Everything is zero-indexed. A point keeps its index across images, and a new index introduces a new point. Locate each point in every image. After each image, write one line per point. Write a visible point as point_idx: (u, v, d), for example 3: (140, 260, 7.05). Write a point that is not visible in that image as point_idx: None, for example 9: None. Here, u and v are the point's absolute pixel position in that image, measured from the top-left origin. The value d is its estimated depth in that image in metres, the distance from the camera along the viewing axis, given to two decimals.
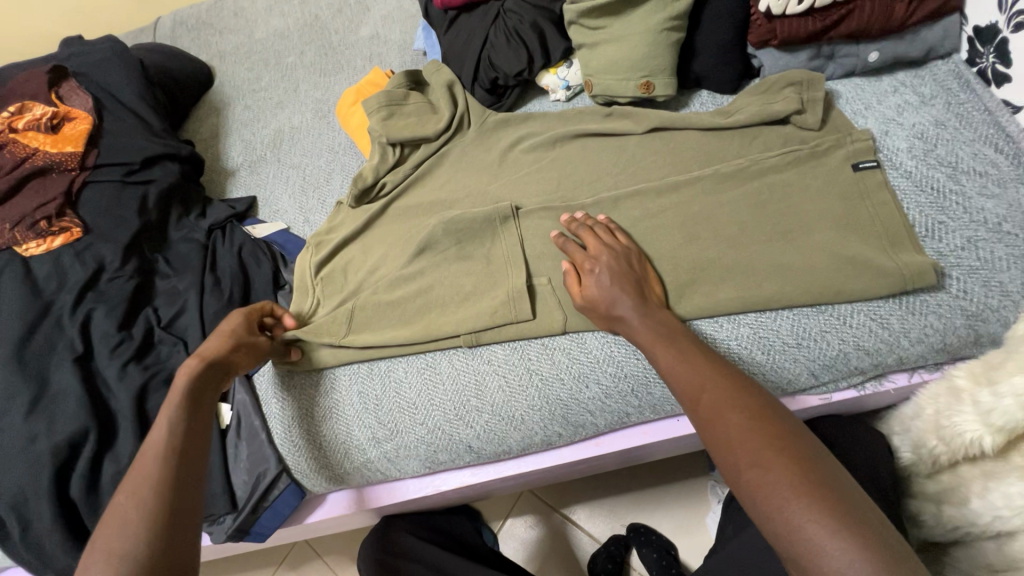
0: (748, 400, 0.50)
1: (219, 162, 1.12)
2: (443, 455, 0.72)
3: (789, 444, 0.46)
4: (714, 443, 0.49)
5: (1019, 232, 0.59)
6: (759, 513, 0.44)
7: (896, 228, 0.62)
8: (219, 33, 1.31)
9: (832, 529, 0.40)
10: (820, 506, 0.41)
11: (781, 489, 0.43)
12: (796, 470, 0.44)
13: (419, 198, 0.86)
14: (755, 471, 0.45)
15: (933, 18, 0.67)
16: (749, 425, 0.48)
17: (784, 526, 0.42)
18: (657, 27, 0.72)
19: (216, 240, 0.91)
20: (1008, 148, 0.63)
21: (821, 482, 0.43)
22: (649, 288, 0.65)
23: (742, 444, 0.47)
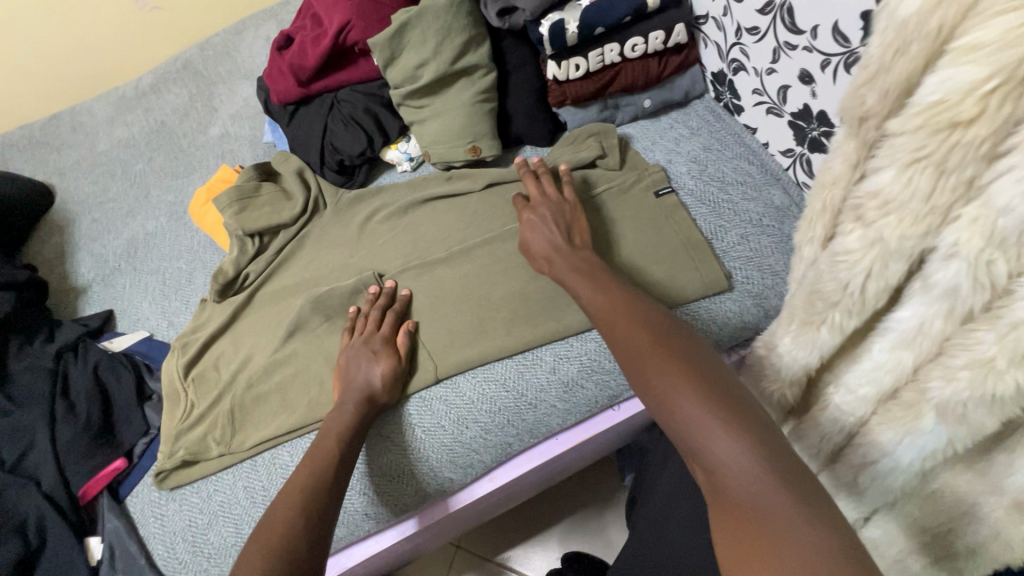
0: (657, 324, 0.55)
1: (68, 281, 1.06)
2: (340, 530, 0.71)
3: (686, 352, 0.50)
4: (624, 362, 0.53)
5: (775, 223, 0.75)
6: (659, 413, 0.47)
7: (693, 236, 0.74)
8: (56, 150, 1.26)
9: (723, 423, 0.42)
10: (710, 399, 0.44)
11: (680, 391, 0.46)
12: (694, 378, 0.46)
13: (284, 282, 0.88)
14: (655, 378, 0.48)
15: (681, 70, 0.84)
16: (650, 343, 0.52)
17: (686, 428, 0.44)
18: (470, 99, 0.83)
19: (67, 363, 0.85)
20: (757, 161, 0.79)
21: (709, 380, 0.46)
22: (578, 228, 0.72)
23: (652, 358, 0.50)
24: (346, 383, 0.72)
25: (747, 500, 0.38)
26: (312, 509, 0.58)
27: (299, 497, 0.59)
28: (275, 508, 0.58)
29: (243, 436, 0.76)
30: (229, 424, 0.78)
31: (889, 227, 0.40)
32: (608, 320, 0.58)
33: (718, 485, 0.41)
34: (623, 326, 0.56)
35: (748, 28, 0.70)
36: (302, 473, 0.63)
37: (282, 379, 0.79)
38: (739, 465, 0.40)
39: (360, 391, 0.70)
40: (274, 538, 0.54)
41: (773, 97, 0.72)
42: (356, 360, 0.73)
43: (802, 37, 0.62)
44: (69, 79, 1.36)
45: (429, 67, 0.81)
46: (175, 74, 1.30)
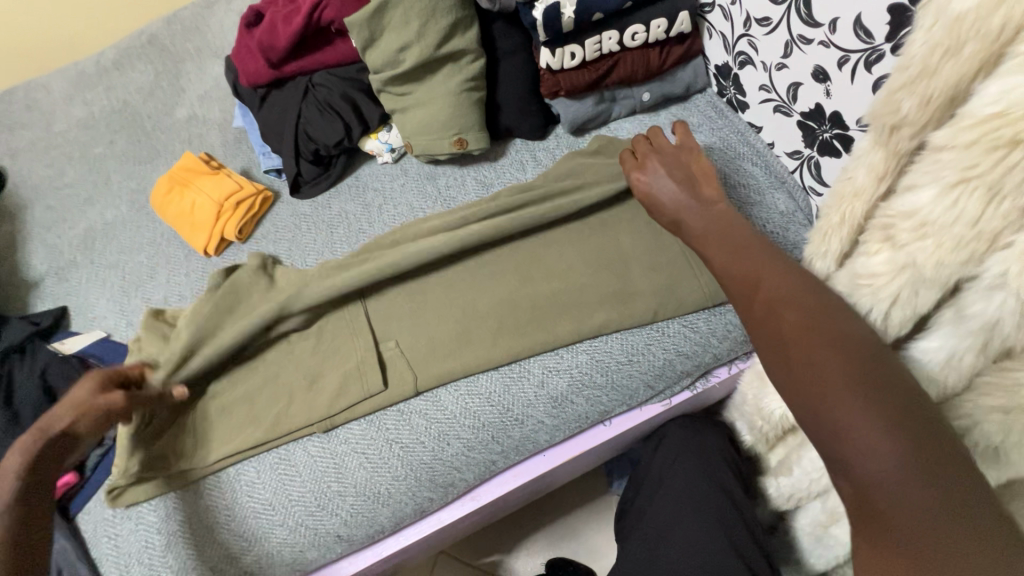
0: (813, 298, 0.43)
1: (19, 274, 0.98)
2: (311, 553, 0.66)
3: (847, 340, 0.40)
4: (765, 342, 0.43)
5: (779, 230, 0.70)
6: (802, 411, 0.39)
7: None
8: (9, 129, 1.17)
9: (891, 434, 0.35)
10: (873, 402, 0.36)
11: (836, 387, 0.38)
12: (854, 369, 0.38)
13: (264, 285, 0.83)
14: (810, 366, 0.39)
15: (682, 61, 0.79)
16: (807, 322, 0.41)
17: (833, 433, 0.37)
18: (457, 88, 0.76)
19: (12, 367, 0.79)
20: (761, 161, 0.74)
21: (872, 376, 0.38)
22: (706, 176, 0.58)
23: (801, 340, 0.41)
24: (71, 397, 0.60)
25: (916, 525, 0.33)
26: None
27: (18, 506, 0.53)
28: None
29: (200, 451, 0.69)
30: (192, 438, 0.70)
31: (923, 252, 0.35)
32: (748, 293, 0.46)
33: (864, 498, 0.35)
34: (768, 296, 0.44)
35: (758, 19, 0.65)
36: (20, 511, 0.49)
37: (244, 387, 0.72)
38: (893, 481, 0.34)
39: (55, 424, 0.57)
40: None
41: (782, 95, 0.67)
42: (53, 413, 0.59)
43: (819, 31, 0.57)
44: (23, 52, 1.26)
45: (412, 51, 0.75)
46: (140, 50, 1.21)
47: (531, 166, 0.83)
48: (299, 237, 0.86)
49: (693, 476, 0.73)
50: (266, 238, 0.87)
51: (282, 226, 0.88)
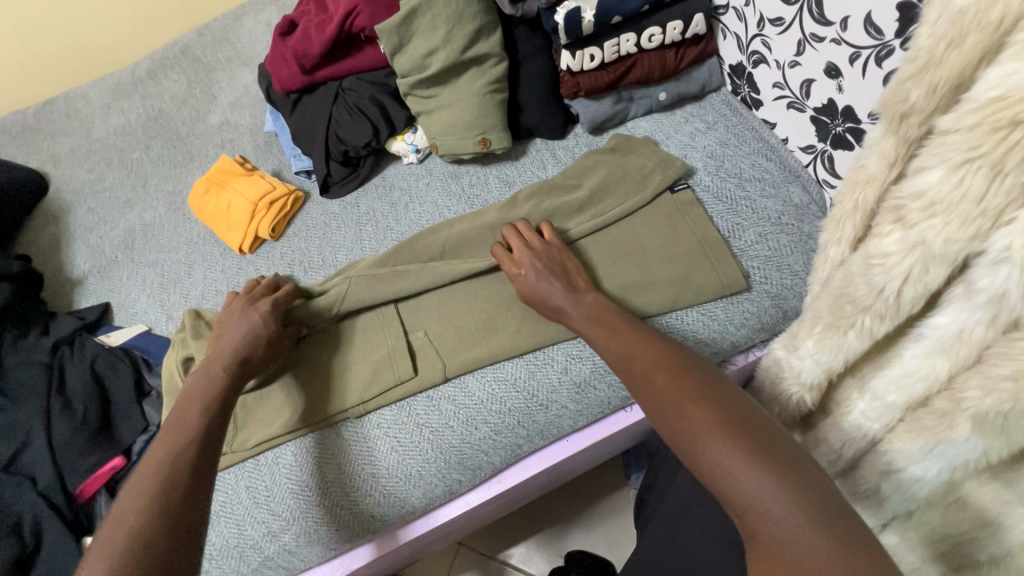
0: (691, 368, 0.50)
1: (64, 273, 1.04)
2: (344, 534, 0.69)
3: (716, 392, 0.46)
4: (647, 403, 0.50)
5: (794, 222, 0.73)
6: (684, 455, 0.44)
7: (710, 234, 0.73)
8: (51, 137, 1.23)
9: (754, 466, 0.40)
10: (734, 436, 0.42)
11: (704, 428, 0.43)
12: (722, 416, 0.44)
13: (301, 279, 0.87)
14: (685, 411, 0.45)
15: (697, 62, 0.82)
16: (676, 382, 0.48)
17: (708, 467, 0.41)
18: (481, 90, 0.80)
19: (63, 358, 0.83)
20: (776, 156, 0.77)
21: (736, 417, 0.43)
22: (574, 270, 0.69)
23: (670, 397, 0.47)
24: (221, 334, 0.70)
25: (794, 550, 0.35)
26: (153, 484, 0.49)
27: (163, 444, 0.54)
28: (160, 469, 0.51)
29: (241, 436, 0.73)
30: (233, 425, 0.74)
31: (933, 230, 0.38)
32: (629, 366, 0.54)
33: (747, 524, 0.38)
34: (641, 366, 0.53)
35: (771, 19, 0.68)
36: (158, 448, 0.54)
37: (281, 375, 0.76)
38: (762, 502, 0.38)
39: (244, 335, 0.69)
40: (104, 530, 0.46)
41: (796, 92, 0.70)
42: (232, 313, 0.72)
43: (831, 29, 0.60)
44: (64, 63, 1.32)
45: (439, 55, 0.79)
46: (173, 60, 1.27)
47: (551, 164, 0.86)
48: (329, 235, 0.90)
49: None
50: (298, 236, 0.92)
51: (313, 224, 0.92)
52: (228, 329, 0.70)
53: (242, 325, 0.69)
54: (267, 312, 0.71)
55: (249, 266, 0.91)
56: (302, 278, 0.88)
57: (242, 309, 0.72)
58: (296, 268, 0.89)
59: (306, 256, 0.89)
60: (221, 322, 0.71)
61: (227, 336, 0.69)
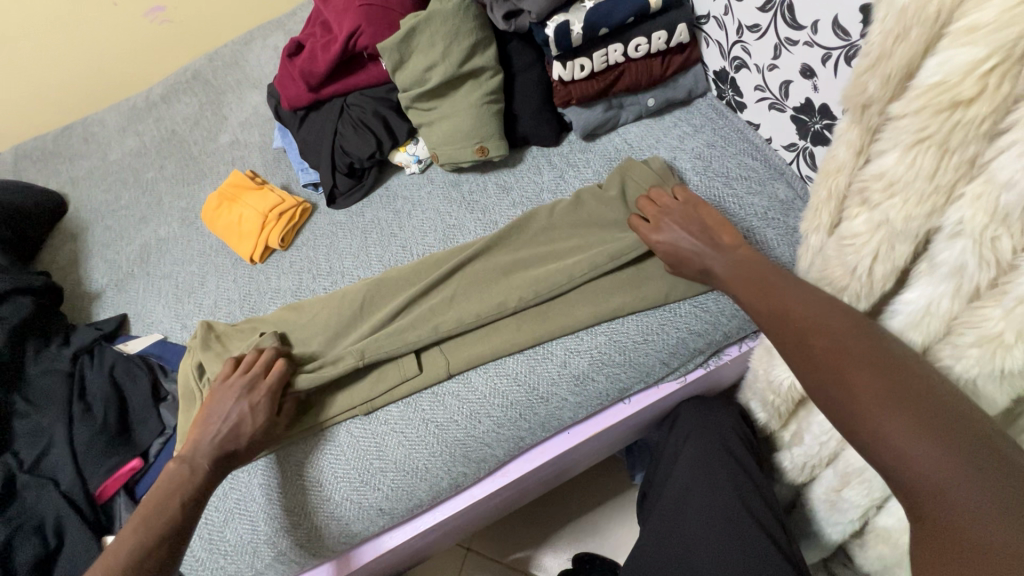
0: (854, 327, 0.47)
1: (82, 287, 1.08)
2: (357, 526, 0.71)
3: (889, 360, 0.44)
4: (801, 362, 0.48)
5: (780, 216, 0.76)
6: (849, 423, 0.43)
7: None
8: (69, 160, 1.29)
9: (943, 450, 0.38)
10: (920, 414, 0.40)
11: (880, 402, 0.42)
12: (902, 392, 0.42)
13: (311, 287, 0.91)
14: (850, 382, 0.44)
15: (683, 69, 0.86)
16: (839, 345, 0.46)
17: (883, 443, 0.40)
18: (478, 101, 0.84)
19: (83, 366, 0.87)
20: (761, 155, 0.80)
21: (918, 395, 0.41)
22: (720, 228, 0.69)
23: (833, 361, 0.45)
24: (213, 408, 0.69)
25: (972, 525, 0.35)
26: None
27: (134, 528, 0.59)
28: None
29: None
30: None
31: (894, 208, 0.41)
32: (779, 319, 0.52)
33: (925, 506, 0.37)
34: (798, 317, 0.50)
35: (749, 26, 0.72)
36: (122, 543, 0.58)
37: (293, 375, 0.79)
38: (953, 492, 0.36)
39: (229, 428, 0.68)
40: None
41: (775, 93, 0.74)
42: (224, 395, 0.70)
43: (803, 33, 0.64)
44: (81, 90, 1.39)
45: (437, 70, 0.83)
46: (185, 85, 1.33)
47: (547, 170, 0.90)
48: (336, 243, 0.94)
49: (706, 447, 0.77)
50: (306, 245, 0.96)
51: (320, 233, 0.96)
52: (218, 412, 0.69)
53: (231, 417, 0.68)
54: (258, 409, 0.69)
55: (259, 275, 0.95)
56: (310, 285, 0.91)
57: (240, 395, 0.70)
58: (304, 275, 0.92)
59: (314, 264, 0.93)
60: (212, 401, 0.70)
61: (213, 422, 0.68)
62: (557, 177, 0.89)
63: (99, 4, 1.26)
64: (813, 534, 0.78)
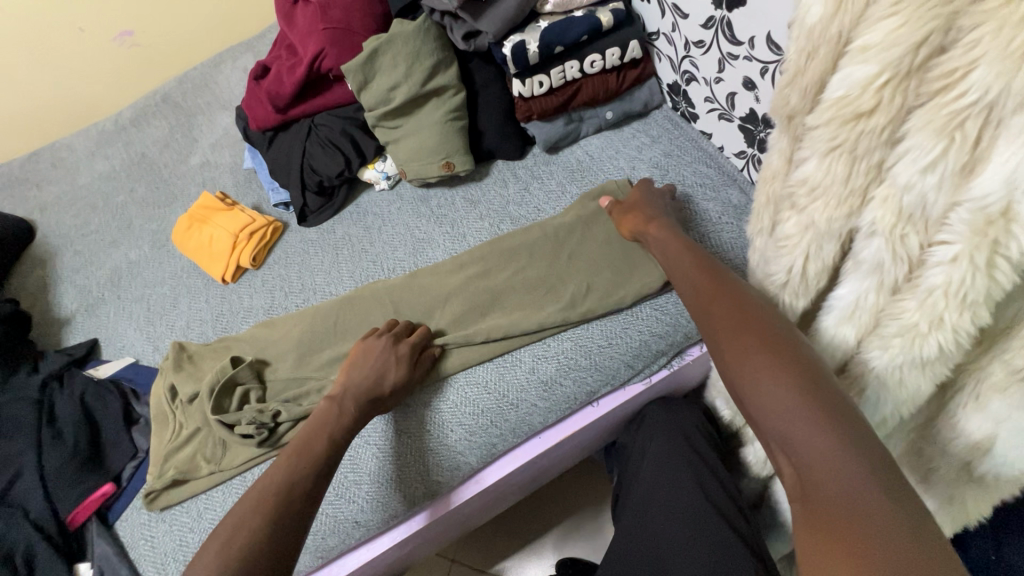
0: (762, 317, 0.51)
1: (51, 313, 1.07)
2: (330, 540, 0.71)
3: (787, 345, 0.47)
4: (715, 344, 0.52)
5: (734, 220, 0.79)
6: (746, 400, 0.47)
7: None
8: (37, 186, 1.28)
9: (824, 427, 0.41)
10: (809, 394, 0.43)
11: (773, 382, 0.45)
12: (796, 374, 0.45)
13: (285, 305, 0.92)
14: (750, 363, 0.47)
15: (639, 83, 0.90)
16: (748, 330, 0.50)
17: (770, 414, 0.44)
18: (442, 118, 0.87)
19: (53, 393, 0.86)
20: (714, 163, 0.84)
21: (810, 379, 0.44)
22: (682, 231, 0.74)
23: (743, 342, 0.49)
24: (353, 364, 0.74)
25: (836, 501, 0.38)
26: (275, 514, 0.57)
27: (288, 464, 0.62)
28: (243, 507, 0.57)
29: (225, 455, 0.76)
30: (222, 448, 0.77)
31: (817, 211, 0.44)
32: (701, 301, 0.56)
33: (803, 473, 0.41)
34: (718, 303, 0.54)
35: (695, 42, 0.76)
36: (275, 469, 0.62)
37: (267, 393, 0.80)
38: (829, 465, 0.40)
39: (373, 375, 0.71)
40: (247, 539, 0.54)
41: (723, 104, 0.78)
42: (378, 345, 0.74)
43: (742, 48, 0.68)
44: (49, 115, 1.38)
45: (401, 89, 0.86)
46: (155, 107, 1.33)
47: (513, 182, 0.92)
48: (308, 260, 0.95)
49: (671, 446, 0.79)
50: (278, 263, 0.97)
51: (292, 251, 0.97)
52: (364, 361, 0.73)
53: (378, 360, 0.72)
54: (405, 357, 0.73)
55: (232, 295, 0.96)
56: (283, 303, 0.92)
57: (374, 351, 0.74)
58: (277, 293, 0.93)
59: (286, 282, 0.94)
60: (362, 349, 0.75)
61: (365, 363, 0.73)
62: (522, 190, 0.91)
63: (65, 30, 1.26)
64: (779, 526, 0.81)
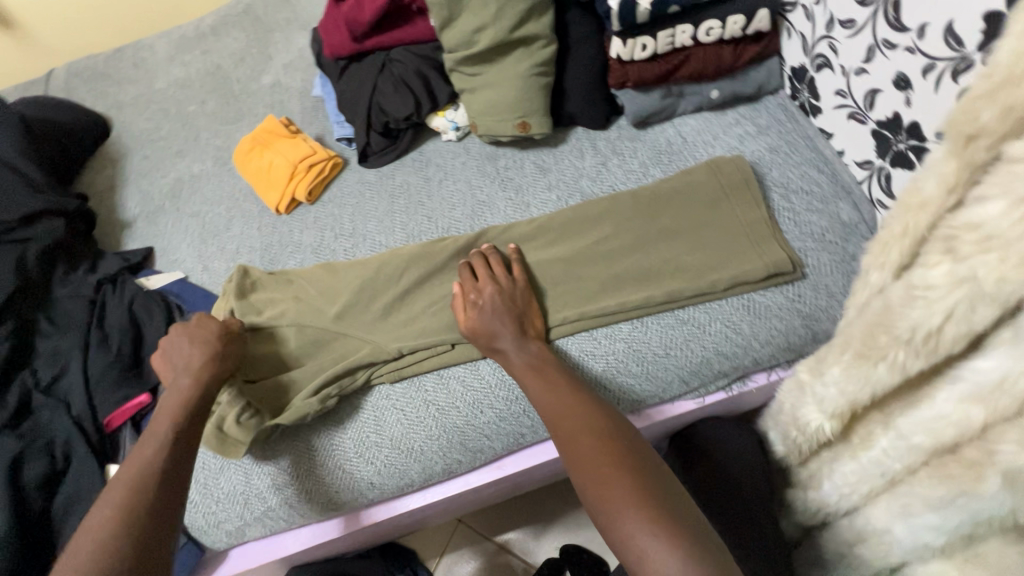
0: (620, 438, 0.53)
1: (115, 214, 1.09)
2: (345, 495, 0.71)
3: (643, 466, 0.50)
4: (568, 462, 0.53)
5: (839, 240, 0.69)
6: (601, 520, 0.48)
7: (759, 232, 0.70)
8: (117, 84, 1.29)
9: (671, 547, 0.43)
10: (657, 514, 0.45)
11: (623, 501, 0.47)
12: (643, 492, 0.47)
13: (333, 247, 0.89)
14: (609, 485, 0.48)
15: (758, 61, 0.78)
16: (607, 446, 0.52)
17: (626, 537, 0.45)
18: (525, 72, 0.78)
19: (105, 295, 0.88)
20: (828, 169, 0.72)
21: (658, 497, 0.47)
22: (532, 320, 0.69)
23: (598, 461, 0.50)
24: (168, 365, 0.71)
25: None
26: (139, 505, 0.53)
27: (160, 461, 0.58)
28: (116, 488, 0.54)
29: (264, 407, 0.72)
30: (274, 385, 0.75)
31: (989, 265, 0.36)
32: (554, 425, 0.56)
33: None
34: (567, 424, 0.55)
35: (842, 21, 0.64)
36: (145, 447, 0.59)
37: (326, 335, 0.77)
38: None
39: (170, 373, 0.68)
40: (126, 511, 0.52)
41: (858, 102, 0.65)
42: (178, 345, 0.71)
43: (906, 36, 0.56)
44: (135, 12, 1.37)
45: (487, 33, 0.77)
46: (235, 18, 1.30)
47: (590, 155, 0.84)
48: (362, 204, 0.91)
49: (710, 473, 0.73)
50: (333, 202, 0.93)
51: (347, 191, 0.93)
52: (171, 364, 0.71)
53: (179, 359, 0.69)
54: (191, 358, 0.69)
55: (284, 227, 0.93)
56: (332, 244, 0.89)
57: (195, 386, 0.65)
58: (327, 233, 0.90)
59: (338, 223, 0.91)
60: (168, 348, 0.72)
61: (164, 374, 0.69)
62: (599, 164, 0.83)
63: None
64: None
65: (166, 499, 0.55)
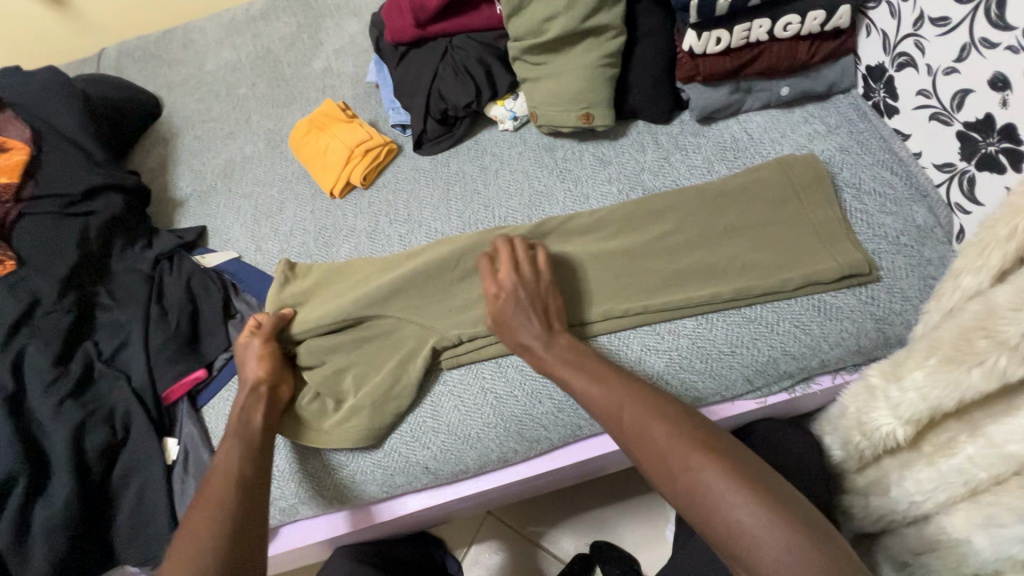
0: (694, 424, 0.52)
1: (166, 193, 1.10)
2: (400, 479, 0.71)
3: (727, 449, 0.49)
4: (642, 455, 0.52)
5: (914, 243, 0.67)
6: (693, 510, 0.48)
7: (831, 232, 0.68)
8: (168, 64, 1.30)
9: (777, 530, 0.43)
10: (757, 497, 0.45)
11: (719, 488, 0.46)
12: (736, 476, 0.47)
13: (387, 232, 0.89)
14: (697, 473, 0.48)
15: (832, 58, 0.76)
16: (684, 434, 0.51)
17: (727, 526, 0.45)
18: (593, 63, 0.78)
19: (162, 271, 0.88)
20: (903, 170, 0.71)
21: (754, 479, 0.47)
22: (552, 310, 0.66)
23: (677, 452, 0.49)
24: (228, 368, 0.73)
25: None
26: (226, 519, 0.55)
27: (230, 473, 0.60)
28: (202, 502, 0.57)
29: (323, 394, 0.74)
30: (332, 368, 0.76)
31: None
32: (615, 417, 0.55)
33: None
34: (630, 415, 0.54)
35: (934, 18, 0.62)
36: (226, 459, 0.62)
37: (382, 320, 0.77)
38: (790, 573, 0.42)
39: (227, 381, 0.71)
40: (210, 519, 0.55)
41: (944, 102, 0.64)
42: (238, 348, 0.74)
43: (1011, 34, 0.55)
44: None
45: (557, 22, 0.77)
46: (287, 3, 1.30)
47: (651, 149, 0.83)
48: (417, 190, 0.91)
49: None
50: (386, 187, 0.93)
51: (401, 178, 0.93)
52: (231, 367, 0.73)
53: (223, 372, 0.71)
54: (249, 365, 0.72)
55: (337, 211, 0.94)
56: (386, 230, 0.89)
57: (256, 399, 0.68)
58: (381, 219, 0.90)
59: (392, 209, 0.91)
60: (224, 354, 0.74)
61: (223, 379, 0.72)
62: (661, 159, 0.82)
63: None
64: None
65: (246, 509, 0.57)
